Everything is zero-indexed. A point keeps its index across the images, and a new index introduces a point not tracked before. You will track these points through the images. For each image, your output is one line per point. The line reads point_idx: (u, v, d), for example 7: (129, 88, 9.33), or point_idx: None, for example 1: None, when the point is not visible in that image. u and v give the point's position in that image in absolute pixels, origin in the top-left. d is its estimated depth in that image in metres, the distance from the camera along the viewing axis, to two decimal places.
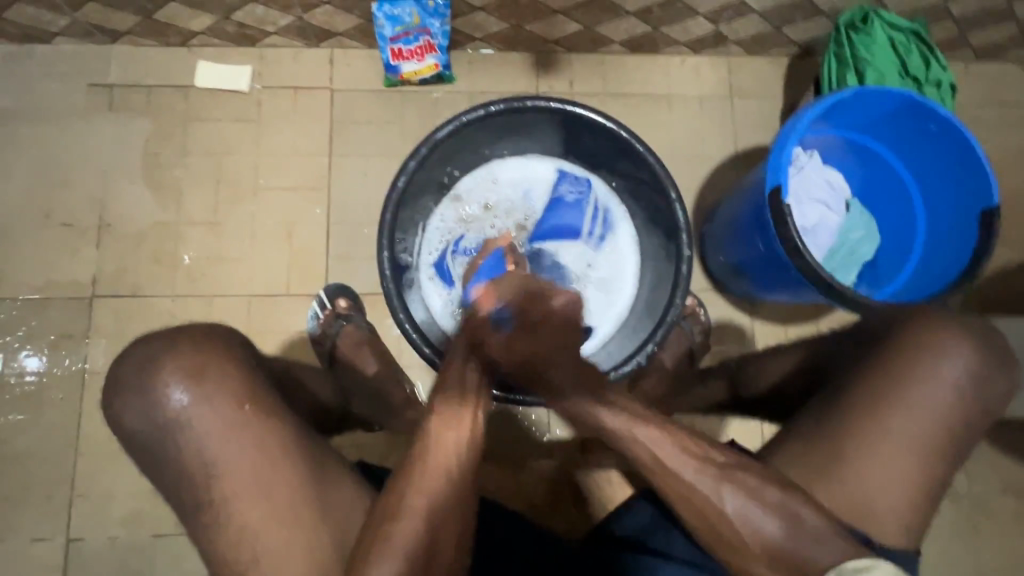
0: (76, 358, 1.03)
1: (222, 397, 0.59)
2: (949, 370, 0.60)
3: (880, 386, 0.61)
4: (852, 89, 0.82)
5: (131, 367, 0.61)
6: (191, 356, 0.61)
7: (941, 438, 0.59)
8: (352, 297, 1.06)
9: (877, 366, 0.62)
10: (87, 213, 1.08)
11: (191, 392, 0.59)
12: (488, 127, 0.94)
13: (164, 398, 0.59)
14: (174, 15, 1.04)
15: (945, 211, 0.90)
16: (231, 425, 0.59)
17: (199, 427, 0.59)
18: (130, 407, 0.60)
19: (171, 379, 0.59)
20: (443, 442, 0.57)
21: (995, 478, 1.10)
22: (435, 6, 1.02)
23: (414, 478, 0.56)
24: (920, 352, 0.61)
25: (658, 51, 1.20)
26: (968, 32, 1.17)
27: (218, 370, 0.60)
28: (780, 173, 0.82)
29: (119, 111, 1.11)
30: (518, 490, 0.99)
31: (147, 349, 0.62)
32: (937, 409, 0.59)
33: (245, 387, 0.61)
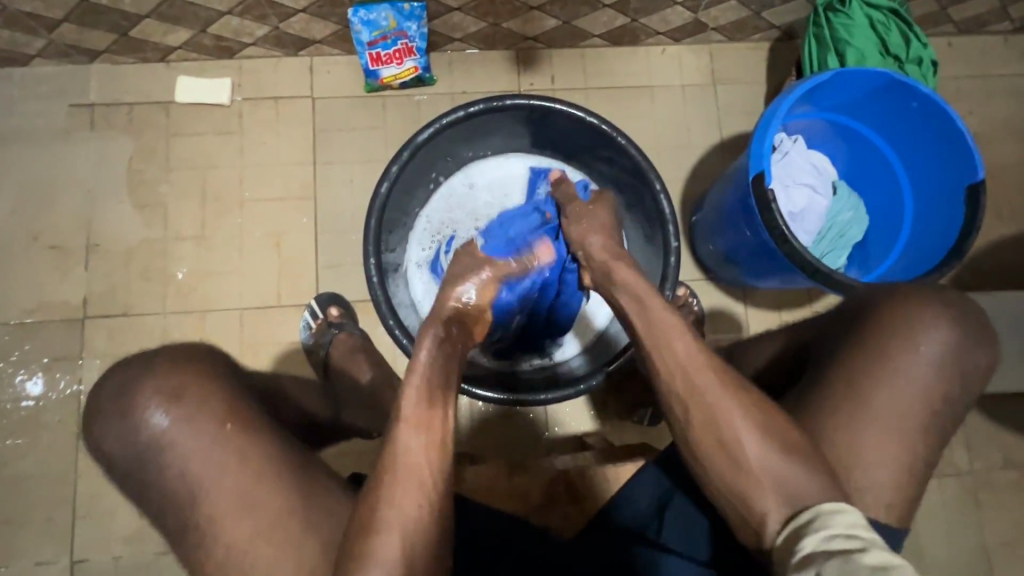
0: (71, 380, 1.03)
1: (203, 419, 0.59)
2: (923, 345, 0.60)
3: (860, 360, 0.61)
4: (831, 72, 0.81)
5: (116, 392, 0.61)
6: (169, 381, 0.61)
7: (929, 418, 0.59)
8: (343, 304, 1.07)
9: (853, 343, 0.62)
10: (74, 234, 1.08)
11: (171, 414, 0.59)
12: (467, 131, 0.95)
13: (148, 423, 0.59)
14: (149, 31, 1.03)
15: (931, 187, 0.89)
16: (218, 444, 0.59)
17: (186, 449, 0.58)
18: (110, 435, 0.60)
19: (148, 405, 0.59)
20: (415, 446, 0.56)
21: (994, 452, 1.10)
22: (411, 8, 1.00)
23: (389, 481, 0.55)
24: (898, 328, 0.61)
25: (638, 42, 1.20)
26: (948, 6, 1.16)
27: (199, 393, 0.60)
28: (764, 160, 0.81)
29: (102, 130, 1.11)
30: (512, 492, 0.93)
31: (121, 377, 0.62)
32: (917, 383, 0.59)
33: (227, 405, 0.61)
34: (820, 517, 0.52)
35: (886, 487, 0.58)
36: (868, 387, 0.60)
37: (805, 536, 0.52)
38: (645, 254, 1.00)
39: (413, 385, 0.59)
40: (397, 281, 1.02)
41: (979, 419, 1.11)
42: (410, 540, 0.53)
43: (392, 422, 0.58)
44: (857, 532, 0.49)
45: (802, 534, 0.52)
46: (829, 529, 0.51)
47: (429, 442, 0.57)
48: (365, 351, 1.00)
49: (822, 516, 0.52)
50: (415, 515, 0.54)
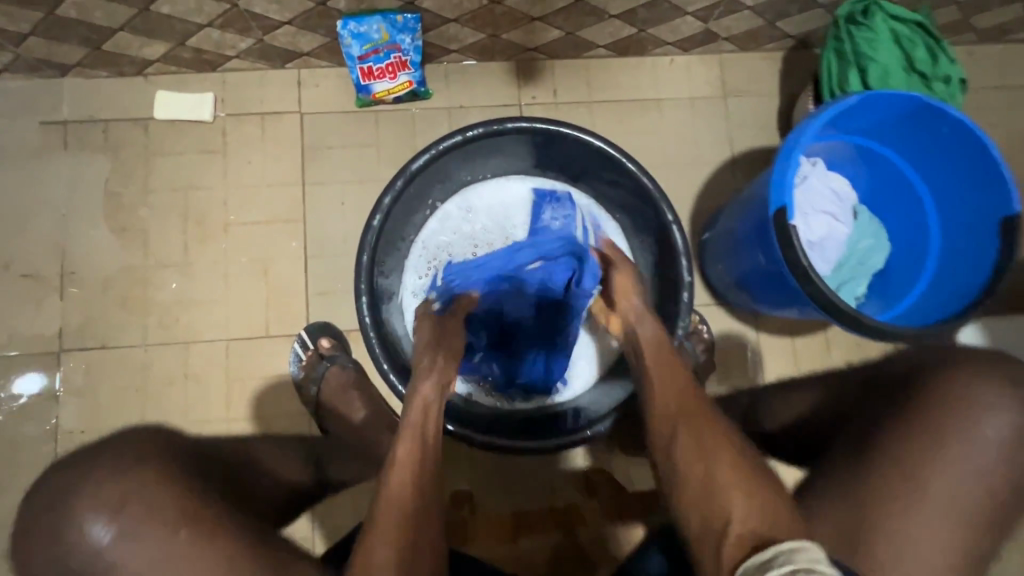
0: (46, 418, 0.98)
1: (151, 528, 0.57)
2: (988, 428, 0.56)
3: (913, 440, 0.57)
4: (857, 95, 0.75)
5: (52, 504, 0.58)
6: (114, 490, 0.58)
7: (972, 496, 0.55)
8: (335, 335, 1.01)
9: (908, 420, 0.58)
10: (48, 262, 1.01)
11: (117, 527, 0.57)
12: (466, 155, 0.90)
13: (90, 538, 0.56)
14: (123, 44, 0.96)
15: (960, 216, 0.83)
16: (176, 553, 0.57)
17: (136, 562, 0.56)
18: (42, 548, 0.57)
19: (92, 518, 0.57)
20: (397, 484, 0.62)
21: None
22: (404, 21, 0.94)
23: (379, 523, 0.59)
24: (956, 407, 0.57)
25: (645, 52, 1.13)
26: (972, 15, 1.10)
27: (144, 502, 0.58)
28: (785, 192, 0.75)
29: (76, 150, 1.04)
30: (516, 556, 0.95)
31: (56, 482, 0.59)
32: (974, 466, 0.56)
33: (180, 510, 0.58)
34: (779, 553, 0.47)
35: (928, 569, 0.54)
36: (920, 465, 0.56)
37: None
38: (655, 283, 0.94)
39: (403, 429, 0.67)
40: (392, 311, 0.96)
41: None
42: None
43: (385, 467, 0.64)
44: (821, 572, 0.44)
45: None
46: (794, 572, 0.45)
47: (410, 482, 0.63)
48: (358, 386, 0.94)
49: (783, 555, 0.47)
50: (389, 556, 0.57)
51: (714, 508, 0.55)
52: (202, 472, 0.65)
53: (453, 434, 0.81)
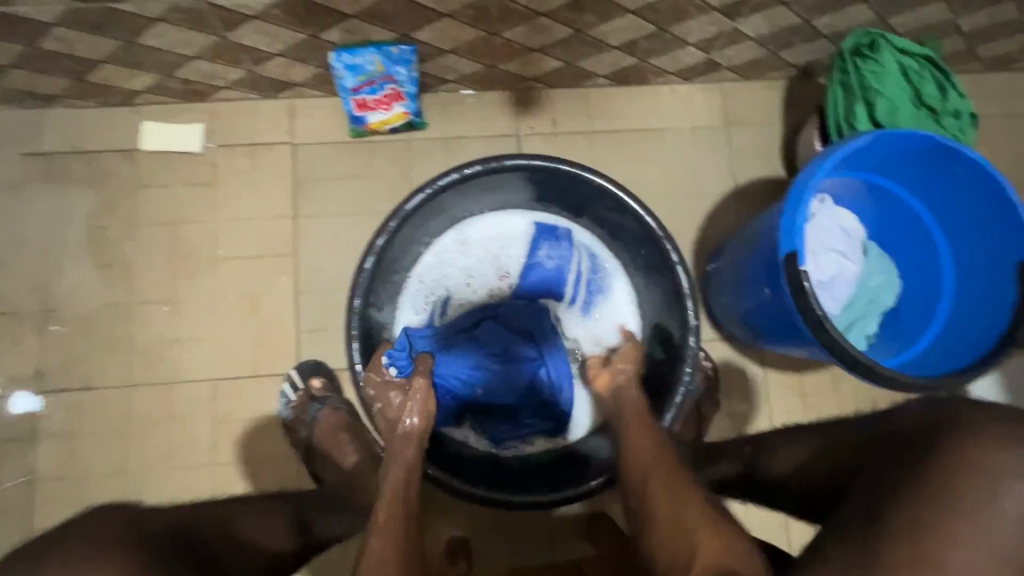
0: (20, 465, 0.93)
1: None
2: (1005, 501, 0.55)
3: (928, 506, 0.56)
4: (869, 135, 0.72)
5: None
6: None
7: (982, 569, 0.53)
8: (327, 374, 0.97)
9: (927, 488, 0.57)
10: (28, 299, 0.97)
11: None
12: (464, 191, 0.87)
13: None
14: (110, 75, 0.93)
15: (973, 256, 0.80)
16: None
17: None
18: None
19: None
20: (383, 548, 0.58)
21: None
22: (399, 53, 0.91)
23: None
24: (971, 479, 0.56)
25: (646, 82, 1.11)
26: (977, 45, 1.08)
27: None
28: (796, 235, 0.72)
29: (59, 182, 1.00)
30: None
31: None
32: (994, 538, 0.54)
33: None
34: None
35: None
36: (939, 536, 0.54)
37: None
38: (659, 320, 0.90)
39: (386, 489, 0.64)
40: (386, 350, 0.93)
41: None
42: None
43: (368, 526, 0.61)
44: None
45: None
46: None
47: (395, 547, 0.58)
48: (351, 430, 0.90)
49: None
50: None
51: (687, 541, 0.58)
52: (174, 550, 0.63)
53: (448, 488, 0.77)
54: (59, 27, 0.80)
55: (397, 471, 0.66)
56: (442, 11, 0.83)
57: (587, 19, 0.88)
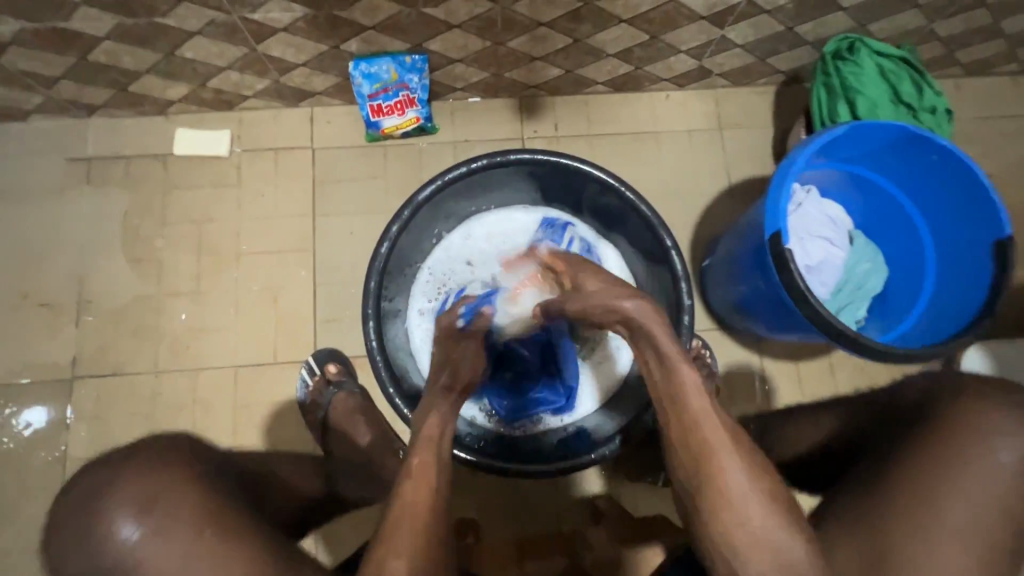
0: (54, 446, 0.99)
1: (182, 526, 0.59)
2: (1002, 455, 0.57)
3: (928, 466, 0.58)
4: (844, 125, 0.78)
5: (84, 501, 0.60)
6: (150, 484, 0.60)
7: (978, 522, 0.55)
8: (342, 361, 1.02)
9: (924, 447, 0.59)
10: (66, 292, 1.05)
11: (146, 525, 0.58)
12: (474, 187, 0.94)
13: (114, 535, 0.58)
14: (149, 85, 1.02)
15: (953, 239, 0.85)
16: (194, 557, 0.57)
17: (159, 559, 0.57)
18: (69, 557, 0.59)
19: (121, 514, 0.58)
20: (417, 490, 0.61)
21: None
22: (412, 62, 0.99)
23: (396, 531, 0.58)
24: (965, 437, 0.58)
25: (643, 88, 1.18)
26: (956, 50, 1.14)
27: (176, 499, 0.60)
28: (780, 218, 0.78)
29: (98, 184, 1.09)
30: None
31: (92, 480, 0.61)
32: (994, 490, 0.56)
33: (209, 511, 0.60)
34: None
35: None
36: (933, 490, 0.57)
37: None
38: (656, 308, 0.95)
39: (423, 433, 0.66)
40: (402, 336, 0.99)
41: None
42: None
43: (402, 479, 0.62)
44: None
45: None
46: None
47: (428, 488, 0.61)
48: (364, 412, 0.95)
49: None
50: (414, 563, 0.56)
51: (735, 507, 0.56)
52: (227, 479, 0.67)
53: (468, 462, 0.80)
54: (108, 40, 0.89)
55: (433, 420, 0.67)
56: (451, 22, 0.91)
57: (584, 28, 0.96)
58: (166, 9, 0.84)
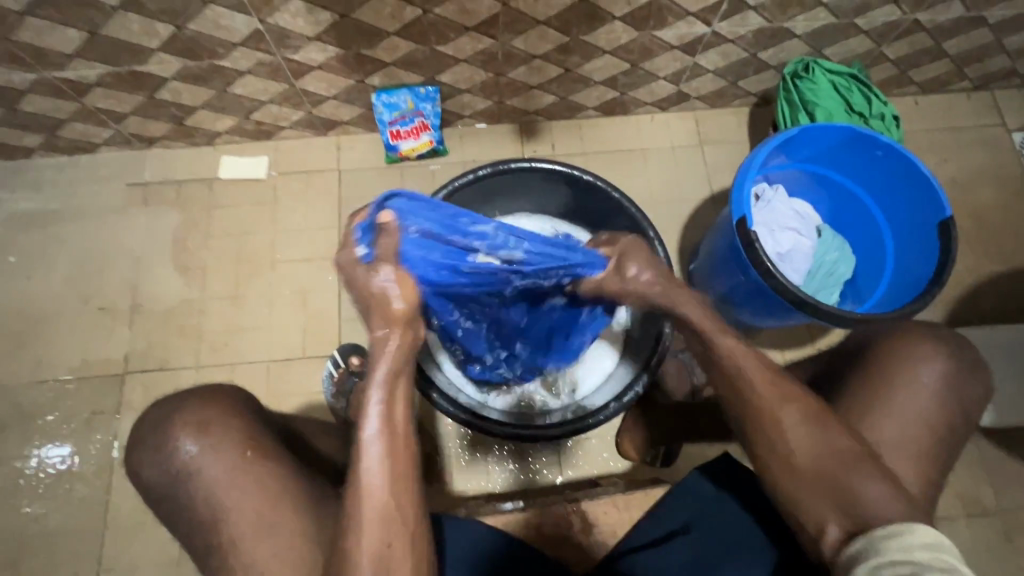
0: (107, 433, 1.11)
1: (227, 448, 0.72)
2: (925, 375, 0.69)
3: (869, 391, 0.69)
4: (797, 128, 0.91)
5: (153, 427, 0.75)
6: (202, 414, 0.74)
7: (906, 430, 0.67)
8: (364, 353, 1.13)
9: (865, 378, 0.71)
10: (121, 297, 1.18)
11: (198, 444, 0.72)
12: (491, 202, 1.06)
13: (177, 453, 0.72)
14: (201, 119, 1.19)
15: (907, 225, 0.96)
16: (239, 470, 0.71)
17: (210, 472, 0.71)
18: (146, 466, 0.74)
19: (182, 433, 0.73)
20: (374, 479, 0.58)
21: (988, 485, 1.13)
22: (426, 92, 1.15)
23: (354, 513, 0.57)
24: (890, 366, 0.70)
25: (630, 112, 1.33)
26: (908, 70, 1.28)
27: (221, 428, 0.73)
28: (744, 205, 0.90)
29: (152, 205, 1.24)
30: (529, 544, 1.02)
31: (159, 414, 0.76)
32: (916, 406, 0.68)
33: (251, 436, 0.74)
34: (878, 540, 0.56)
35: None
36: (874, 414, 0.68)
37: (859, 565, 0.56)
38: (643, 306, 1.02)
39: (372, 414, 0.59)
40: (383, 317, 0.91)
41: (972, 453, 1.14)
42: (385, 557, 0.56)
43: (353, 462, 0.59)
44: (913, 555, 0.53)
45: (856, 566, 0.56)
46: (886, 550, 0.55)
47: (384, 469, 0.58)
48: None
49: (876, 542, 0.56)
50: (384, 550, 0.57)
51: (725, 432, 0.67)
52: (267, 420, 0.80)
53: (484, 426, 0.88)
54: (173, 80, 1.07)
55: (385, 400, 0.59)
56: (459, 57, 1.08)
57: (573, 59, 1.12)
58: (223, 53, 1.01)
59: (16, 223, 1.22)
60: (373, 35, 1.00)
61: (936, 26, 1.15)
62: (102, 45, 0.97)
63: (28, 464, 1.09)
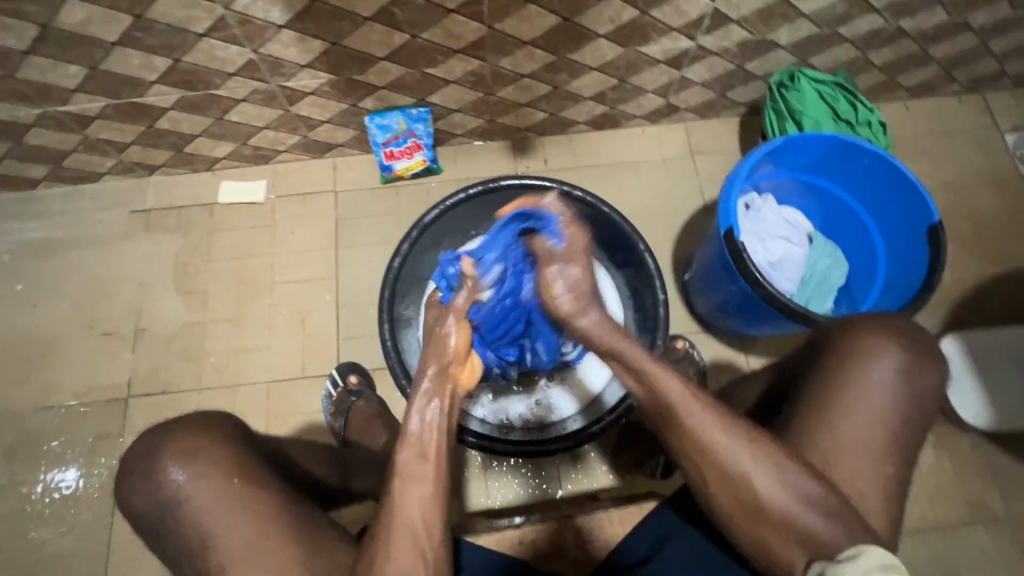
0: (111, 458, 1.12)
1: (212, 474, 0.73)
2: (916, 382, 0.69)
3: (839, 390, 0.69)
4: (782, 138, 0.91)
5: (144, 454, 0.76)
6: (193, 441, 0.76)
7: (895, 438, 0.66)
8: (362, 373, 1.15)
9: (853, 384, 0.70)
10: (125, 322, 1.21)
11: (185, 471, 0.73)
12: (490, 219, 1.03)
13: (165, 480, 0.73)
14: (200, 146, 1.22)
15: (897, 230, 0.97)
16: (226, 495, 0.72)
17: (194, 505, 0.72)
18: (136, 493, 0.75)
19: (169, 463, 0.74)
20: (409, 498, 0.58)
21: (995, 489, 1.11)
22: (418, 113, 1.18)
23: (383, 531, 0.57)
24: (857, 360, 0.70)
25: (620, 126, 1.35)
26: (896, 76, 1.29)
27: (207, 454, 0.75)
28: (731, 216, 0.91)
29: (154, 231, 1.27)
30: None
31: (149, 440, 0.77)
32: (905, 414, 0.68)
33: (235, 463, 0.75)
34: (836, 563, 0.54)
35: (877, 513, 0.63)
36: (866, 424, 0.67)
37: None
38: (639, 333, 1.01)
39: (414, 430, 0.60)
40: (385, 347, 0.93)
41: (977, 458, 1.13)
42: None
43: (388, 478, 0.59)
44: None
45: None
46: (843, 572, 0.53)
47: (422, 488, 0.58)
48: (382, 417, 1.07)
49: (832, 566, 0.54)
50: (410, 568, 0.55)
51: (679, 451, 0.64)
52: (256, 447, 0.82)
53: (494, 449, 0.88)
54: (172, 110, 1.10)
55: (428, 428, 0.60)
56: (449, 78, 1.10)
57: (561, 77, 1.14)
58: (219, 83, 1.04)
59: (23, 251, 1.25)
60: (364, 61, 1.02)
61: (920, 32, 1.16)
62: (102, 80, 1.00)
63: (35, 489, 1.11)
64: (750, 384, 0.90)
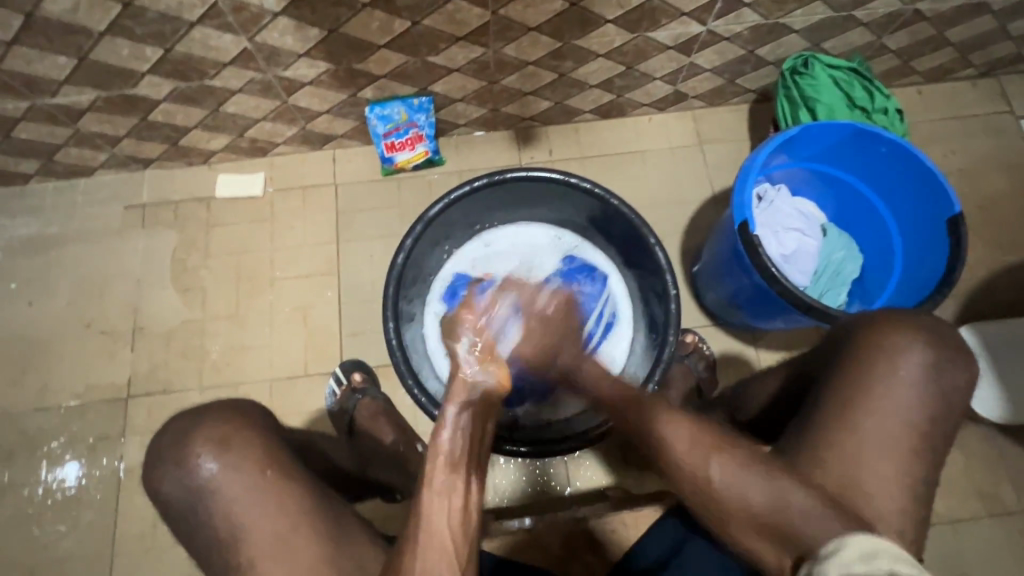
0: (112, 458, 1.11)
1: (245, 463, 0.70)
2: (941, 380, 0.67)
3: (860, 390, 0.67)
4: (798, 127, 0.88)
5: (175, 437, 0.72)
6: (217, 430, 0.72)
7: (918, 438, 0.65)
8: (366, 370, 1.12)
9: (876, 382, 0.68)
10: (122, 320, 1.18)
11: (218, 460, 0.70)
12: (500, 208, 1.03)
13: (196, 469, 0.70)
14: (196, 139, 1.18)
15: (913, 221, 0.94)
16: (257, 486, 0.69)
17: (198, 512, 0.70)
18: (167, 479, 0.71)
19: (201, 451, 0.70)
20: (439, 507, 0.52)
21: (1007, 481, 1.10)
22: (420, 103, 1.13)
23: (411, 541, 0.52)
24: (880, 359, 0.68)
25: (626, 114, 1.31)
26: (911, 60, 1.25)
27: (241, 442, 0.71)
28: (746, 209, 0.88)
29: (150, 227, 1.24)
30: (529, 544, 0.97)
31: (177, 428, 0.73)
32: (929, 413, 0.66)
33: (267, 453, 0.72)
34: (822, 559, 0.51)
35: (898, 515, 0.62)
36: (888, 424, 0.65)
37: None
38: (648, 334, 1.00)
39: (446, 434, 0.54)
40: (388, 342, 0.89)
41: (988, 450, 1.12)
42: None
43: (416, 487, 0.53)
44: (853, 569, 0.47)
45: None
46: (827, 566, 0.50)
47: (455, 497, 0.52)
48: (386, 415, 1.04)
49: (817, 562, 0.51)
50: None
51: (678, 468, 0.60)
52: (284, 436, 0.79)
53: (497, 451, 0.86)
54: (166, 101, 1.06)
55: (452, 432, 0.54)
56: (451, 67, 1.06)
57: (567, 64, 1.11)
58: (214, 73, 1.01)
59: (16, 249, 1.22)
60: (363, 49, 0.99)
61: (938, 15, 1.12)
62: (91, 70, 0.96)
63: (36, 490, 1.10)
64: (764, 380, 0.88)
